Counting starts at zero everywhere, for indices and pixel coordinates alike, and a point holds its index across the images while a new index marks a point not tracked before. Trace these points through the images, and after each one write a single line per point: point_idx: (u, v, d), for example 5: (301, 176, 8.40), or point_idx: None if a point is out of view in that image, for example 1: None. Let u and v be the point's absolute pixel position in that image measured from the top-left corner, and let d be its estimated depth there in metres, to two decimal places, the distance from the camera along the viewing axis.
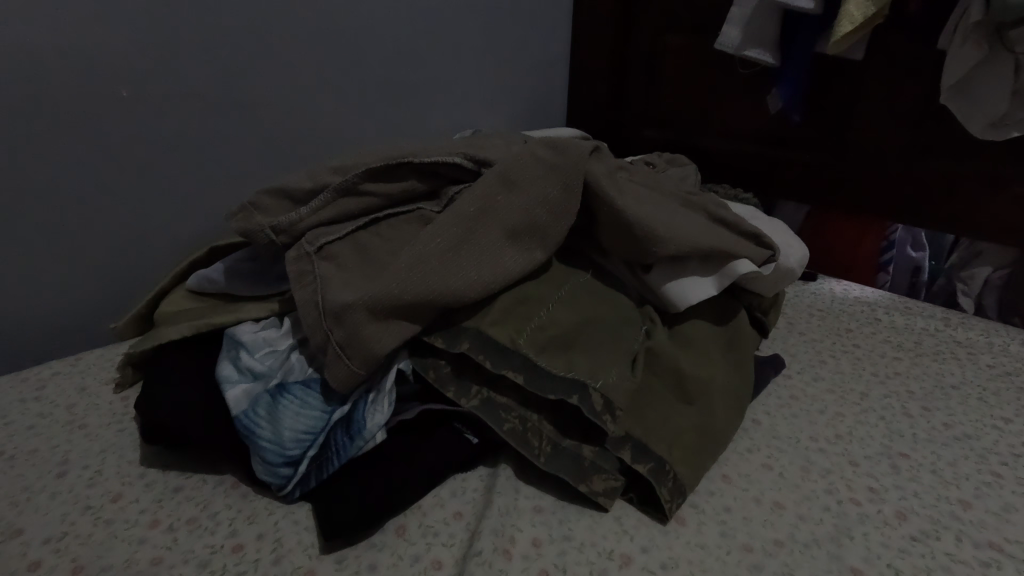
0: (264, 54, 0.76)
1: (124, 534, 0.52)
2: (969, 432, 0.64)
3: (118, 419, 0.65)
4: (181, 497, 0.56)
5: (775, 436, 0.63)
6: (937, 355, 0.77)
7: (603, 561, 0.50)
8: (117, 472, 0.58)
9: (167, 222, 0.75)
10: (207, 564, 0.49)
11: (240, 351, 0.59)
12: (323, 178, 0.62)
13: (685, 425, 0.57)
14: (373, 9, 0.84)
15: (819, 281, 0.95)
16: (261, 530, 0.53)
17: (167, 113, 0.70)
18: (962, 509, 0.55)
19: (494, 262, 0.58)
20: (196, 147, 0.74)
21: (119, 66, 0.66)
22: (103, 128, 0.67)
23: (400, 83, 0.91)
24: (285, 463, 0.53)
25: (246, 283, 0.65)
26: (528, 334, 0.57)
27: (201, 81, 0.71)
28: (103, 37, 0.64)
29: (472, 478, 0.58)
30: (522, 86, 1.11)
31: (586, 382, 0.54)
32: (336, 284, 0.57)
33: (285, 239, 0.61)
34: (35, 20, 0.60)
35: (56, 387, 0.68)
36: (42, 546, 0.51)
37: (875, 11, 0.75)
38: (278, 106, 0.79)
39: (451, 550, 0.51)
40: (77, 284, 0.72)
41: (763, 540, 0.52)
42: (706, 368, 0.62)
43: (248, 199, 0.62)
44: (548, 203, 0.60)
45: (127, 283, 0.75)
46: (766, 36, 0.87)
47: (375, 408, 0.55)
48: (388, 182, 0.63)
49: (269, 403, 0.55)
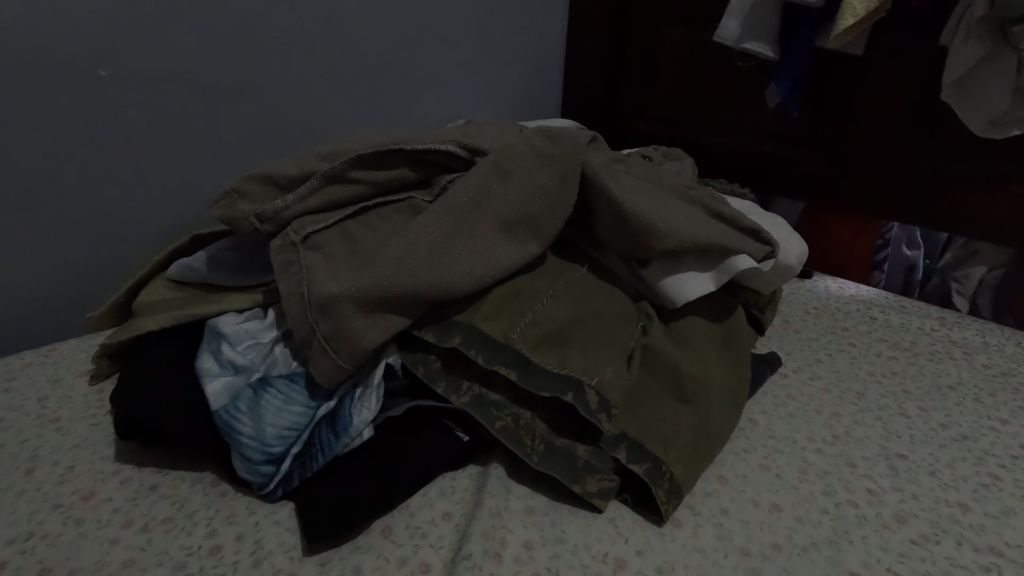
0: (254, 38, 0.73)
1: (95, 535, 0.49)
2: (967, 433, 0.63)
3: (92, 413, 0.62)
4: (156, 496, 0.53)
5: (773, 435, 0.62)
6: (933, 355, 0.76)
7: (597, 565, 0.49)
8: (89, 470, 0.55)
9: (150, 211, 0.72)
10: (182, 568, 0.47)
11: (221, 343, 0.56)
12: (309, 165, 0.60)
13: (681, 423, 0.56)
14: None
15: (814, 278, 0.94)
16: (241, 531, 0.50)
17: (153, 95, 0.68)
18: (960, 512, 0.54)
19: (487, 254, 0.56)
20: (180, 134, 0.71)
21: (99, 45, 0.63)
22: (80, 111, 0.64)
23: (391, 71, 0.89)
24: (266, 461, 0.51)
25: (229, 272, 0.63)
26: (522, 329, 0.55)
27: (185, 64, 0.69)
28: (81, 15, 0.61)
29: (462, 478, 0.56)
30: (517, 79, 1.09)
31: (580, 379, 0.53)
32: (323, 275, 0.55)
33: (269, 228, 0.59)
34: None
35: (25, 380, 0.65)
36: (6, 547, 0.48)
37: (877, 7, 0.74)
38: (267, 92, 0.76)
39: (439, 553, 0.49)
40: (51, 273, 0.69)
41: (761, 544, 0.50)
42: (703, 366, 0.60)
43: (231, 185, 0.59)
44: (544, 195, 0.58)
45: (105, 272, 0.72)
46: (764, 29, 0.85)
47: (362, 404, 0.53)
48: (378, 169, 0.61)
49: (251, 398, 0.53)
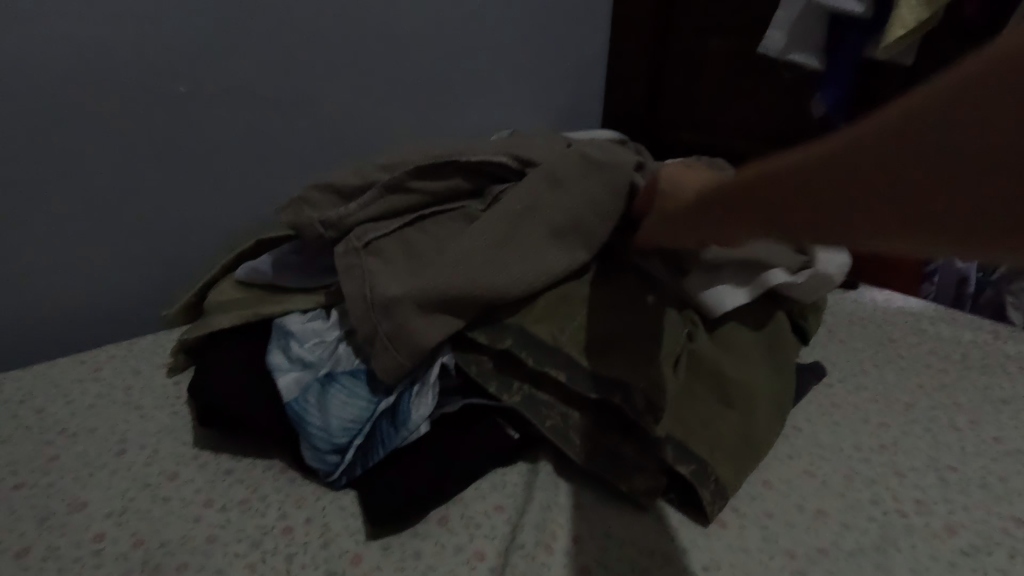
0: (316, 56, 0.80)
1: (180, 512, 0.54)
2: (1020, 447, 0.63)
3: (170, 402, 0.67)
4: (232, 479, 0.58)
5: (818, 443, 0.62)
6: (986, 368, 0.74)
7: (644, 560, 0.51)
8: (171, 453, 0.60)
9: (223, 216, 0.80)
10: (259, 545, 0.52)
11: (289, 341, 0.61)
12: (371, 176, 0.64)
13: (725, 426, 0.57)
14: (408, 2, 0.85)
15: (858, 289, 0.90)
16: (310, 513, 0.54)
17: (222, 110, 0.75)
18: (1013, 525, 0.54)
19: (538, 261, 0.59)
20: (245, 144, 0.78)
21: (172, 67, 0.70)
22: (163, 123, 0.72)
23: (439, 83, 0.93)
24: (332, 451, 0.55)
25: (292, 275, 0.67)
26: (570, 333, 0.58)
27: (251, 80, 0.76)
28: (160, 41, 0.69)
29: (512, 473, 0.58)
30: (562, 84, 1.10)
31: (627, 381, 0.55)
32: (384, 278, 0.58)
33: (333, 233, 0.63)
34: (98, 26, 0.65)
35: (112, 370, 0.71)
36: (104, 520, 0.53)
37: (928, 17, 0.74)
38: (327, 105, 0.83)
39: (493, 541, 0.52)
40: (137, 272, 0.77)
41: (807, 547, 0.52)
42: (746, 370, 0.61)
43: (298, 194, 0.64)
44: (594, 203, 0.60)
45: (183, 272, 0.80)
46: (810, 40, 0.87)
47: (420, 400, 0.57)
48: (431, 179, 0.64)
49: (318, 391, 0.57)
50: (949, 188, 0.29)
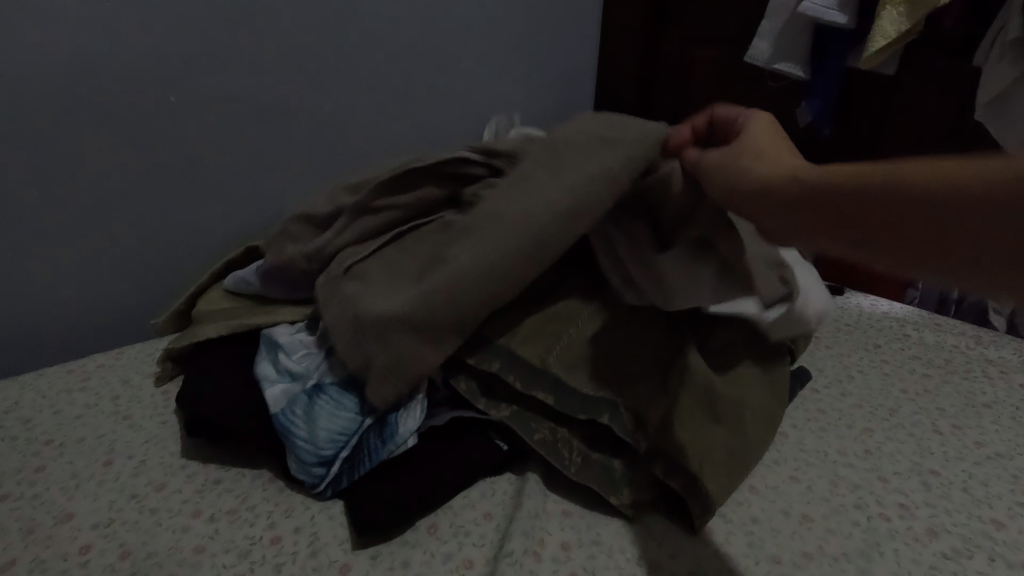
0: (307, 65, 0.80)
1: (168, 523, 0.54)
2: (1001, 451, 0.64)
3: (159, 411, 0.67)
4: (221, 489, 0.58)
5: (804, 449, 0.63)
6: (968, 373, 0.76)
7: (632, 567, 0.51)
8: (159, 463, 0.60)
9: (212, 224, 0.80)
10: (247, 555, 0.51)
11: (278, 352, 0.61)
12: (341, 201, 0.65)
13: (716, 443, 0.55)
14: (396, 8, 0.85)
15: (846, 294, 0.93)
16: (298, 523, 0.54)
17: (211, 119, 0.75)
18: (994, 529, 0.55)
19: (527, 256, 0.54)
20: (235, 152, 0.78)
21: (162, 75, 0.70)
22: (154, 132, 0.72)
23: (429, 92, 0.94)
24: (318, 463, 0.55)
25: (278, 287, 0.68)
26: (558, 352, 0.58)
27: (241, 89, 0.76)
28: (149, 49, 0.69)
29: (501, 483, 0.59)
30: (552, 92, 1.11)
31: (616, 401, 0.56)
32: (365, 301, 0.58)
33: (316, 264, 0.64)
34: (87, 34, 0.65)
35: (100, 379, 0.71)
36: (91, 532, 0.53)
37: (908, 28, 0.76)
38: (317, 113, 0.83)
39: (481, 550, 0.52)
40: (127, 281, 0.77)
41: (793, 552, 0.52)
42: (740, 387, 0.59)
43: (280, 228, 0.67)
44: (588, 185, 0.55)
45: (172, 281, 0.80)
46: (795, 51, 0.89)
47: (407, 413, 0.57)
48: (402, 192, 0.63)
49: (306, 402, 0.57)
50: (956, 221, 0.33)
